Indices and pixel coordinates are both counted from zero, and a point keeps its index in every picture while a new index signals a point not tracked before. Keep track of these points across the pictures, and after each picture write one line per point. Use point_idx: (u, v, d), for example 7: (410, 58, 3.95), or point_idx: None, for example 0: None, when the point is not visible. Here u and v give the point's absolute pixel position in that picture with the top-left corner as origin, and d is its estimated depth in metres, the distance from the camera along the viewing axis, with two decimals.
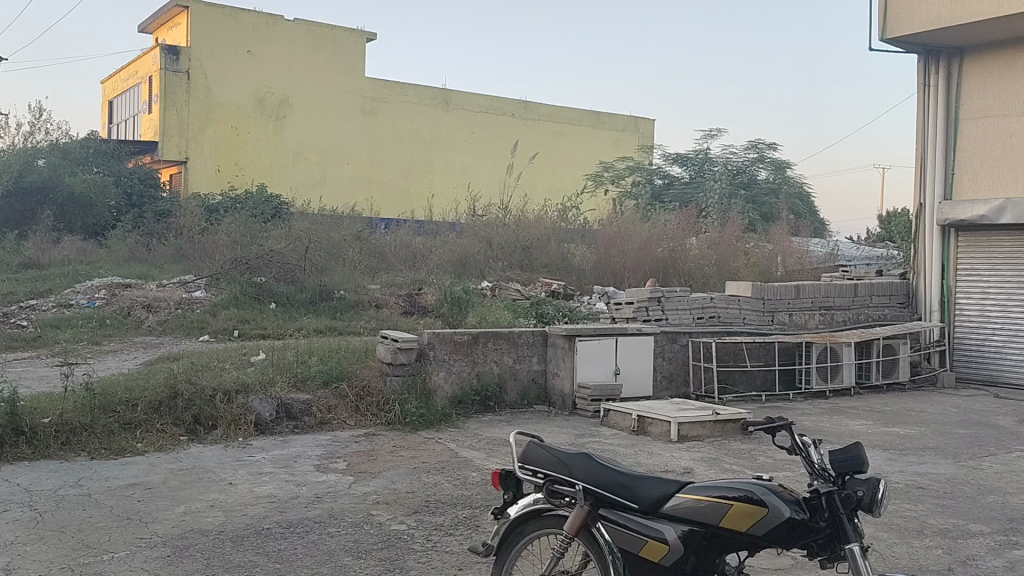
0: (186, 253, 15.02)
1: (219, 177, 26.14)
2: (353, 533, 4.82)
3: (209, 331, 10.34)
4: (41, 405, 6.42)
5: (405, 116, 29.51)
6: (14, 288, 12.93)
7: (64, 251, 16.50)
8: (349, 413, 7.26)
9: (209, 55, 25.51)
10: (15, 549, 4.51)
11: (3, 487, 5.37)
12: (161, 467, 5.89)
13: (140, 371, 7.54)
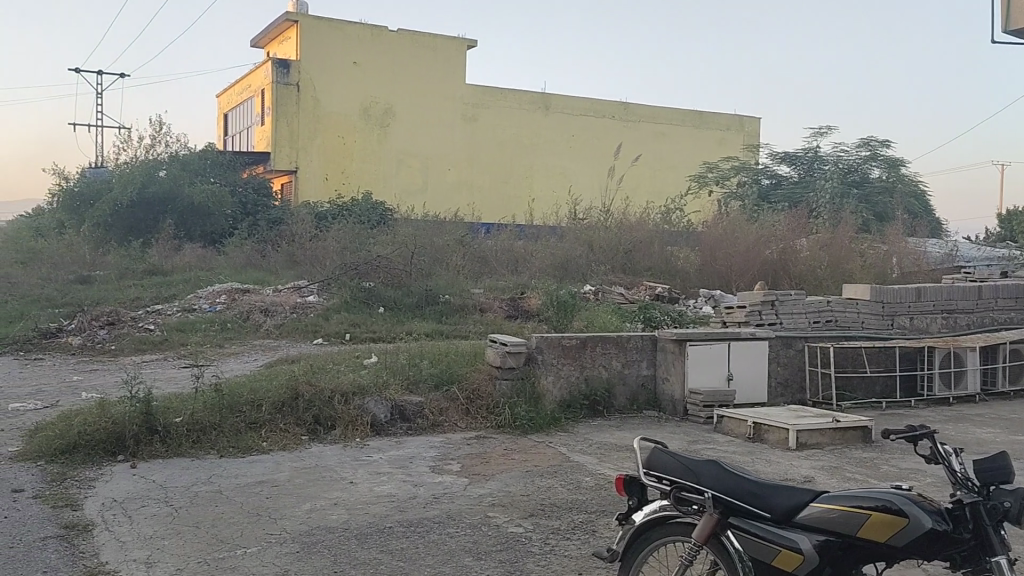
0: (299, 260, 15.55)
1: (326, 185, 27.01)
2: (472, 534, 4.87)
3: (322, 335, 10.67)
4: (173, 404, 6.76)
5: (505, 121, 29.73)
6: (141, 294, 13.65)
7: (186, 258, 17.31)
8: (460, 415, 7.34)
9: (317, 67, 26.38)
10: (156, 543, 4.75)
11: (142, 482, 5.67)
12: (286, 465, 6.11)
13: (262, 373, 7.85)
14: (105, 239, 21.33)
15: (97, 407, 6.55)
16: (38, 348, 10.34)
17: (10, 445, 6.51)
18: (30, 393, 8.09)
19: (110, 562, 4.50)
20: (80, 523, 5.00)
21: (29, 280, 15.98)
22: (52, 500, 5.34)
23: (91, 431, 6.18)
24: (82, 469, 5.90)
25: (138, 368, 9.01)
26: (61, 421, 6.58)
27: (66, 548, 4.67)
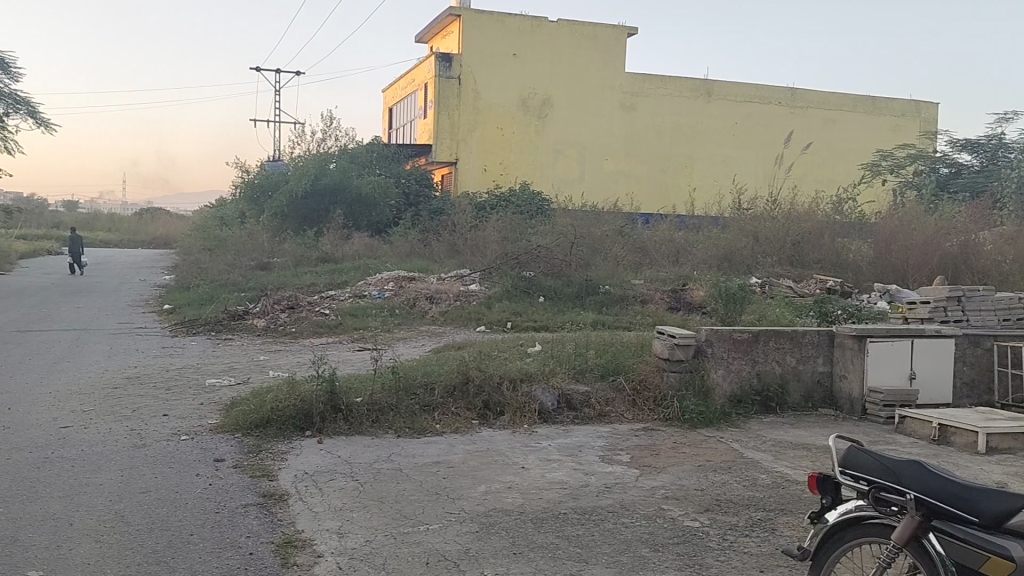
0: (461, 250, 15.98)
1: (485, 176, 27.67)
2: (648, 525, 4.86)
3: (485, 322, 10.92)
4: (354, 385, 7.14)
5: (666, 110, 29.29)
6: (317, 280, 14.44)
7: (355, 247, 18.14)
8: (626, 406, 7.34)
9: (478, 61, 26.97)
10: (346, 515, 5.02)
11: (328, 457, 6.00)
12: (459, 447, 6.31)
13: (433, 358, 8.13)
14: (281, 228, 22.72)
15: (286, 386, 7.01)
16: (227, 329, 11.15)
17: (210, 417, 7.07)
18: (225, 370, 8.75)
19: (305, 530, 4.79)
20: (276, 493, 5.35)
21: (216, 266, 17.25)
22: (251, 470, 5.76)
23: (282, 407, 6.62)
24: (274, 442, 6.32)
25: (319, 350, 9.56)
26: (255, 397, 7.08)
27: (265, 515, 5.02)
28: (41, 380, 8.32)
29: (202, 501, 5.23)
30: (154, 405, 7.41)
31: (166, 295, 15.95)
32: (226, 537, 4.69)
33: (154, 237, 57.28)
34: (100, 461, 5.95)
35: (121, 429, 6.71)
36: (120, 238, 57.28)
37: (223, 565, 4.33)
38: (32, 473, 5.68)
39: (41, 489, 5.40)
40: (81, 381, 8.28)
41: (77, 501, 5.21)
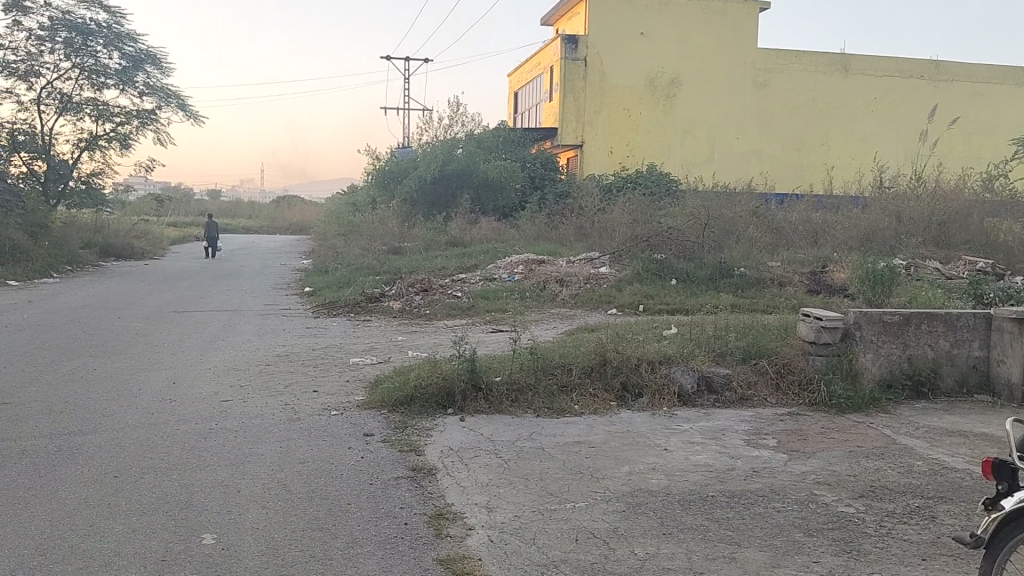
0: (590, 233, 16.00)
1: (611, 158, 27.49)
2: (801, 510, 4.75)
3: (617, 305, 10.90)
4: (494, 365, 7.30)
5: (799, 86, 28.28)
6: (448, 263, 14.75)
7: (483, 231, 18.42)
8: (769, 390, 7.19)
9: (604, 41, 26.79)
10: (494, 490, 5.13)
11: (472, 435, 6.14)
12: (600, 428, 6.33)
13: (569, 339, 8.19)
14: (411, 212, 23.32)
15: (428, 364, 7.22)
16: (365, 310, 11.56)
17: (357, 394, 7.36)
18: (367, 349, 9.09)
19: (455, 504, 4.93)
20: (425, 467, 5.53)
21: (351, 250, 17.89)
22: (399, 444, 5.98)
23: (426, 385, 6.83)
24: (419, 418, 6.54)
25: (455, 331, 9.78)
26: (399, 375, 7.33)
27: (416, 488, 5.20)
28: (201, 356, 8.87)
29: (357, 473, 5.46)
30: (305, 381, 7.78)
31: (306, 278, 16.67)
32: (382, 507, 4.89)
33: (290, 224, 59.83)
34: (259, 433, 6.29)
35: (276, 403, 7.09)
36: (260, 225, 60.18)
37: (382, 533, 4.51)
38: (199, 443, 6.07)
39: (209, 457, 5.77)
40: (236, 358, 8.78)
41: (241, 469, 5.53)
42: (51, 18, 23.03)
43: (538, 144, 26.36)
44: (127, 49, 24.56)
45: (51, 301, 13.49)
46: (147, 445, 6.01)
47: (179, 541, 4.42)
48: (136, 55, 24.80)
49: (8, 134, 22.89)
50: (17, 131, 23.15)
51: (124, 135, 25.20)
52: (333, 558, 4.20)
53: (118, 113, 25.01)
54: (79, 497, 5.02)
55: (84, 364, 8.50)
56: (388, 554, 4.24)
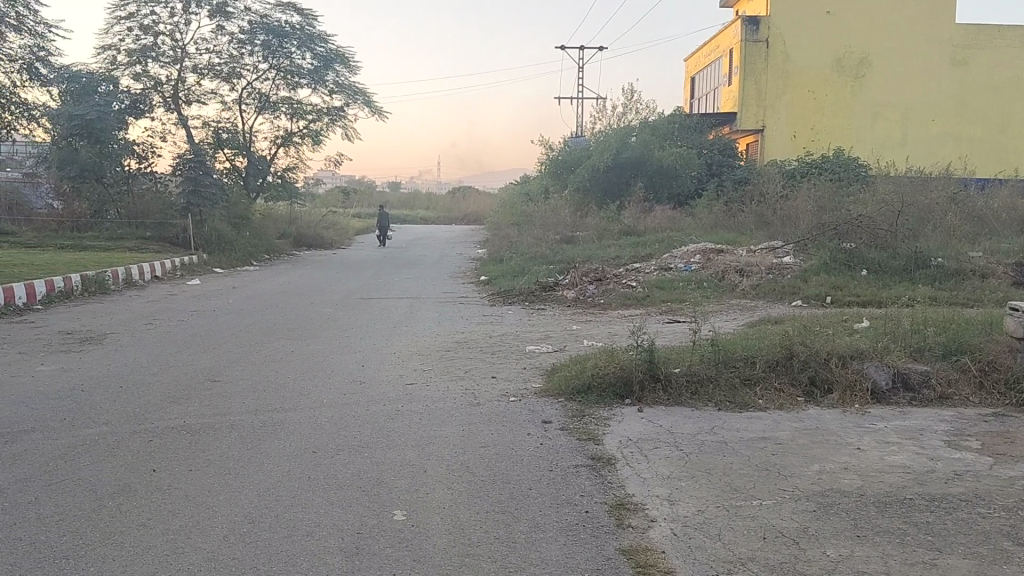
0: (771, 221, 15.46)
1: (794, 143, 26.37)
2: (1010, 518, 4.36)
3: (801, 296, 10.45)
4: (673, 357, 7.19)
5: (1003, 63, 26.13)
6: (623, 252, 14.68)
7: (658, 220, 18.24)
8: (972, 390, 6.67)
9: (788, 21, 25.66)
10: (675, 483, 5.04)
11: (651, 426, 6.07)
12: (787, 425, 6.08)
13: (751, 331, 7.94)
14: (584, 202, 23.41)
15: (605, 354, 7.21)
16: (540, 299, 11.70)
17: (534, 381, 7.46)
18: (543, 338, 9.19)
19: (636, 495, 4.89)
20: (604, 456, 5.52)
21: (526, 240, 18.16)
22: (578, 433, 6.00)
23: (603, 374, 6.82)
24: (597, 407, 6.55)
25: (630, 321, 9.71)
26: (576, 364, 7.37)
27: (596, 477, 5.20)
28: (386, 341, 9.29)
29: (537, 459, 5.53)
30: (483, 367, 7.97)
31: (482, 267, 17.08)
32: (562, 494, 4.92)
33: (467, 214, 61.61)
34: (443, 416, 6.50)
35: (458, 388, 7.31)
36: (438, 217, 62.44)
37: (564, 520, 4.54)
38: (387, 423, 6.36)
39: (396, 437, 6.03)
40: (419, 343, 9.13)
41: (427, 450, 5.74)
42: (251, 22, 24.69)
43: (715, 131, 25.68)
44: (319, 49, 26.00)
45: (253, 287, 14.55)
46: (340, 424, 6.36)
47: (373, 516, 4.65)
48: (327, 55, 26.20)
49: (213, 132, 24.95)
50: (221, 129, 25.16)
51: (316, 131, 26.73)
52: (517, 541, 4.27)
53: (310, 111, 26.55)
54: (281, 470, 5.38)
55: (281, 346, 9.10)
56: (571, 541, 4.26)
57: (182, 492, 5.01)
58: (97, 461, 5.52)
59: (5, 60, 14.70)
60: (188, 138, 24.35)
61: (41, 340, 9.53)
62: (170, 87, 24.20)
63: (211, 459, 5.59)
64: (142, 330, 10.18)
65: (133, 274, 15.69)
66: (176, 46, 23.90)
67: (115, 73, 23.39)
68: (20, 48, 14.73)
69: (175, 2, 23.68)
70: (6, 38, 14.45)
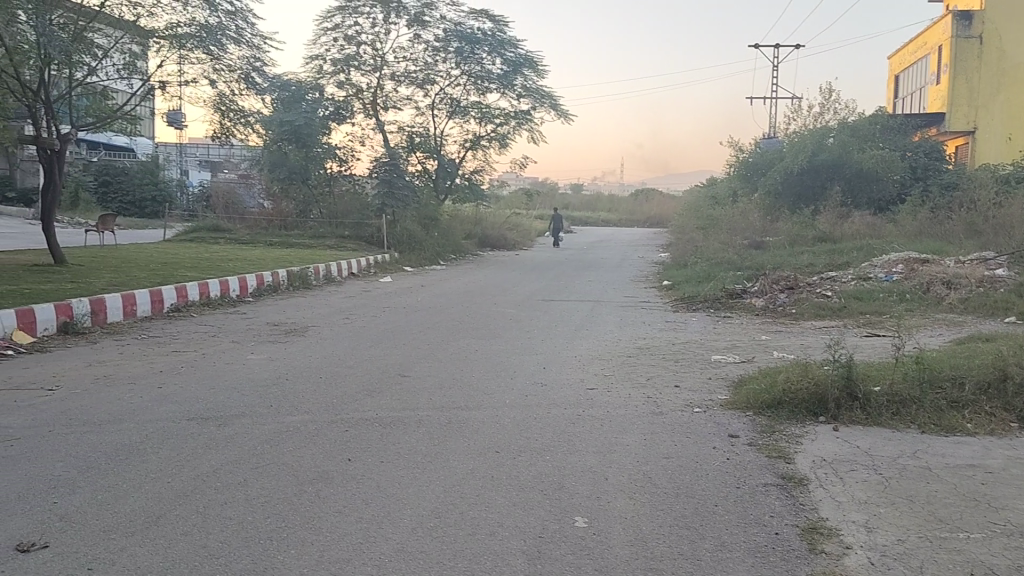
0: (984, 231, 14.24)
1: (1010, 146, 24.33)
2: None
3: (1018, 311, 9.53)
4: (873, 375, 6.77)
5: None
6: (816, 260, 14.00)
7: (855, 226, 17.25)
8: None
9: (1006, 15, 23.62)
10: (872, 509, 4.71)
11: (846, 446, 5.72)
12: (999, 452, 5.54)
13: (960, 348, 7.34)
14: (774, 206, 22.55)
15: (798, 369, 6.88)
16: (728, 306, 11.35)
17: (720, 393, 7.22)
18: (729, 347, 8.89)
19: (830, 518, 4.60)
20: (796, 476, 5.24)
21: (711, 245, 17.72)
22: (766, 450, 5.74)
23: (796, 389, 6.52)
24: (788, 424, 6.24)
25: (824, 334, 9.22)
26: (765, 377, 7.08)
27: (786, 497, 4.94)
28: (567, 344, 9.31)
29: (723, 475, 5.34)
30: (666, 376, 7.81)
31: (665, 272, 16.81)
32: (751, 513, 4.71)
33: (649, 216, 61.32)
34: (626, 424, 6.42)
35: (640, 395, 7.21)
36: (621, 219, 62.51)
37: (751, 540, 4.34)
38: (569, 427, 6.36)
39: (578, 442, 6.01)
40: (601, 348, 9.09)
41: (609, 457, 5.68)
42: (445, 30, 25.56)
43: (920, 132, 24.00)
44: (509, 54, 26.55)
45: (441, 285, 15.09)
46: (523, 425, 6.43)
47: (555, 520, 4.64)
48: (516, 59, 26.70)
49: (407, 136, 26.01)
50: (415, 134, 26.22)
51: (503, 135, 27.34)
52: (702, 558, 4.14)
53: (499, 114, 27.16)
54: (466, 467, 5.50)
55: (466, 344, 9.35)
56: (759, 563, 4.07)
57: (374, 482, 5.23)
58: (299, 448, 5.87)
59: (224, 69, 15.87)
60: (384, 142, 25.59)
61: (250, 330, 10.29)
62: (369, 95, 25.45)
63: (401, 452, 5.79)
64: (339, 324, 10.78)
65: (332, 270, 16.67)
66: (376, 55, 25.13)
67: (320, 81, 24.93)
68: (239, 59, 15.96)
69: (376, 13, 24.94)
70: (227, 50, 15.69)
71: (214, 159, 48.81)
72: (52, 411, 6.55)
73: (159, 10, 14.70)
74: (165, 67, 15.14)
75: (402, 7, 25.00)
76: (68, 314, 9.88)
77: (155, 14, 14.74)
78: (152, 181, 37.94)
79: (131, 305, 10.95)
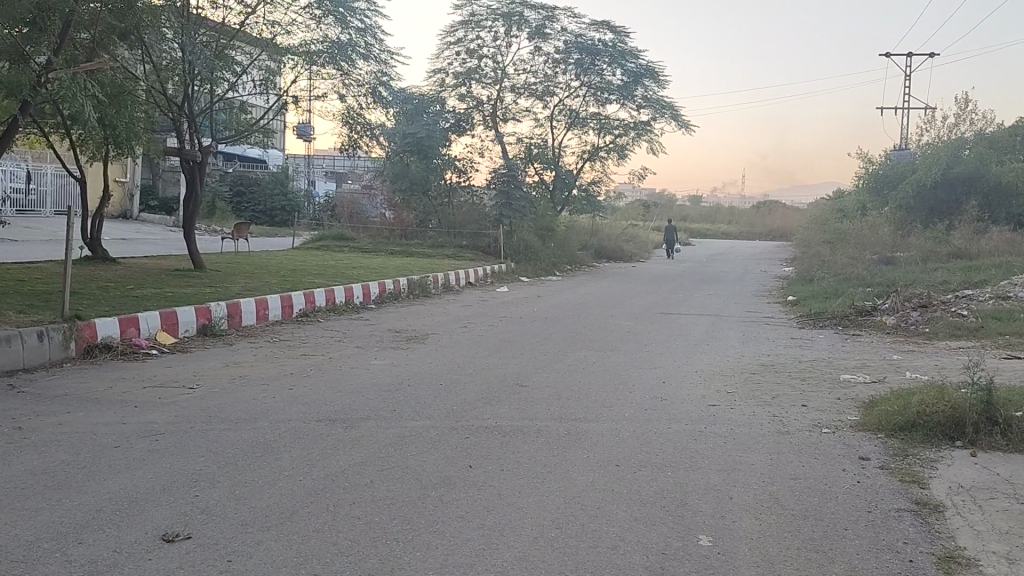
0: None
1: None
2: None
3: None
4: (1016, 400, 6.38)
5: None
6: (951, 278, 13.33)
7: (994, 242, 16.33)
8: None
9: None
10: (1015, 540, 4.43)
11: (986, 473, 5.41)
12: None
13: None
14: (905, 220, 21.55)
15: (934, 391, 6.55)
16: (855, 324, 10.93)
17: (849, 413, 6.96)
18: (858, 367, 8.55)
19: (968, 548, 4.36)
20: (931, 502, 4.99)
21: (837, 259, 17.10)
22: (899, 474, 5.49)
23: (931, 412, 6.20)
24: (922, 448, 5.95)
25: (962, 355, 8.74)
26: (898, 399, 6.76)
27: (922, 524, 4.71)
28: (688, 358, 9.17)
29: (852, 498, 5.13)
30: (792, 394, 7.58)
31: (788, 287, 16.35)
32: (882, 538, 4.51)
33: (771, 230, 60.03)
34: (749, 442, 6.27)
35: (764, 413, 7.01)
36: (741, 232, 61.38)
37: (884, 566, 4.16)
38: (690, 444, 6.25)
39: (700, 459, 5.90)
40: (723, 363, 8.90)
41: (732, 476, 5.55)
42: (566, 42, 25.70)
43: None
44: (629, 65, 26.40)
45: (558, 296, 15.13)
46: (643, 439, 6.36)
47: (677, 538, 4.57)
48: (637, 70, 26.53)
49: (526, 148, 26.32)
50: (533, 145, 26.44)
51: (622, 146, 27.25)
52: None
53: (618, 126, 27.04)
54: (586, 480, 5.48)
55: (584, 356, 9.34)
56: None
57: (496, 490, 5.28)
58: (422, 453, 5.98)
59: (354, 84, 16.41)
60: (502, 154, 25.91)
61: (374, 336, 10.58)
62: (489, 107, 25.80)
63: (521, 462, 5.82)
64: (459, 333, 10.95)
65: (450, 279, 16.97)
66: (498, 68, 25.48)
67: (442, 94, 25.49)
68: (367, 74, 16.48)
69: (498, 26, 25.32)
70: (356, 66, 16.23)
71: (339, 170, 50.52)
72: (194, 408, 6.93)
73: (294, 28, 15.38)
74: (297, 82, 15.82)
75: (523, 20, 25.29)
76: (207, 316, 10.44)
77: (290, 32, 15.43)
78: (282, 191, 39.63)
79: (263, 310, 11.47)
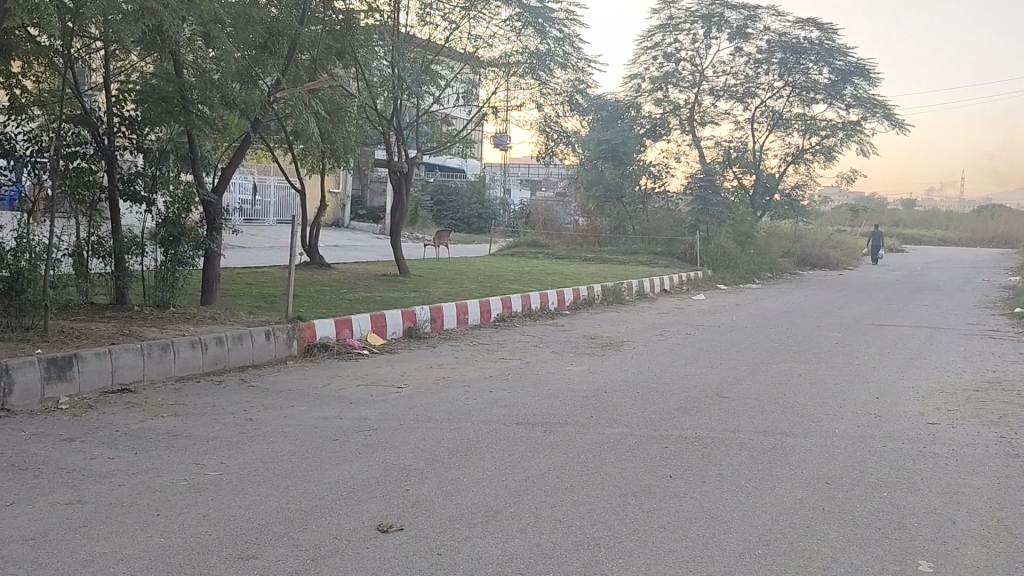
0: None
1: None
2: None
3: None
4: None
5: None
6: None
7: None
8: None
9: None
10: None
11: None
12: None
13: None
14: None
15: None
16: None
17: None
18: None
19: None
20: None
21: None
22: None
23: None
24: None
25: None
26: None
27: None
28: (902, 373, 8.56)
29: None
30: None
31: (1017, 298, 14.91)
32: None
33: (995, 236, 55.36)
34: (976, 464, 5.76)
35: (992, 434, 6.42)
36: (960, 239, 56.88)
37: None
38: (909, 464, 5.82)
39: (920, 480, 5.49)
40: (944, 379, 8.23)
41: (956, 500, 5.12)
42: (769, 42, 24.82)
43: None
44: (838, 63, 25.11)
45: (757, 305, 14.62)
46: (855, 457, 5.99)
47: (895, 562, 4.27)
48: (847, 68, 25.17)
49: (724, 152, 25.56)
50: (732, 148, 25.66)
51: (829, 148, 25.98)
52: None
53: (824, 126, 25.78)
54: (793, 497, 5.23)
55: (790, 368, 8.95)
56: None
57: (697, 502, 5.15)
58: (621, 461, 5.95)
59: (552, 92, 16.61)
60: (699, 159, 25.40)
61: (569, 342, 10.66)
62: (687, 110, 25.19)
63: (724, 474, 5.66)
64: (654, 340, 10.83)
65: (645, 286, 16.83)
66: (695, 71, 24.99)
67: (638, 99, 25.28)
68: (566, 82, 16.63)
69: (697, 28, 24.85)
70: (555, 75, 16.45)
71: (533, 180, 51.48)
72: (402, 406, 7.29)
73: (495, 40, 15.87)
74: (496, 93, 16.35)
75: (724, 21, 24.66)
76: (412, 319, 10.96)
77: (491, 45, 15.93)
78: (479, 201, 40.89)
79: (464, 314, 11.89)
